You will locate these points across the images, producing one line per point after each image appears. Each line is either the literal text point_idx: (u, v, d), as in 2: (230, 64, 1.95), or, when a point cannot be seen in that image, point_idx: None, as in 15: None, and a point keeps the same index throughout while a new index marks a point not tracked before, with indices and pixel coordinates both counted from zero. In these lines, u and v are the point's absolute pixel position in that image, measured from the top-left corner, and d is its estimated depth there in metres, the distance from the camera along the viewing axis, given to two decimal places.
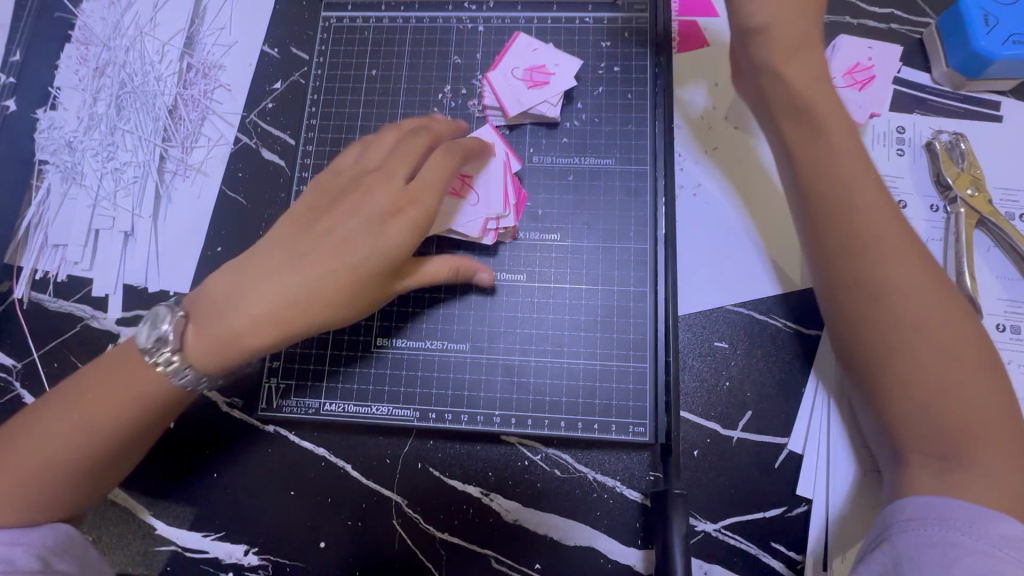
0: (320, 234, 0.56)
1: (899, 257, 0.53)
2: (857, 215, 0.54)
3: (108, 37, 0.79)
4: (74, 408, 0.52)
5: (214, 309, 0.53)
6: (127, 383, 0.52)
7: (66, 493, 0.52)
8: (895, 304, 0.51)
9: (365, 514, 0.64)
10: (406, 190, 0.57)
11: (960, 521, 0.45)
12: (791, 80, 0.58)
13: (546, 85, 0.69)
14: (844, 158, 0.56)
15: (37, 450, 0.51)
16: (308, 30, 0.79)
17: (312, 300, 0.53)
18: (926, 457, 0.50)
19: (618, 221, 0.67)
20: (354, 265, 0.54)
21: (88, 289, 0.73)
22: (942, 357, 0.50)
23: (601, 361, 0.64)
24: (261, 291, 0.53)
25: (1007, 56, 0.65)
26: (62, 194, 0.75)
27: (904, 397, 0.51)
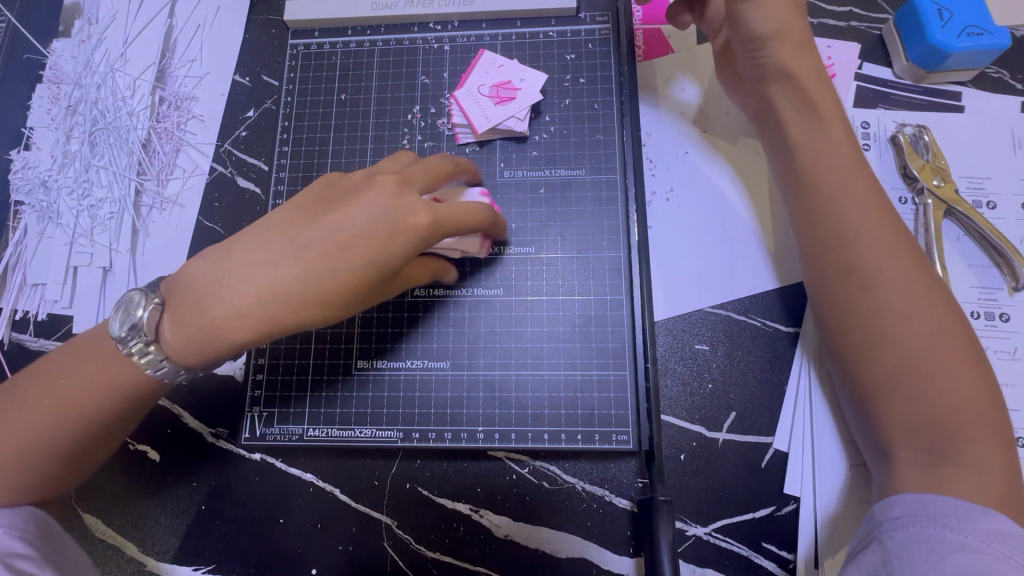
0: (324, 228, 0.51)
1: (887, 253, 0.55)
2: (845, 216, 0.57)
3: (80, 74, 0.80)
4: (48, 395, 0.51)
5: (198, 301, 0.51)
6: (101, 370, 0.51)
7: (42, 481, 0.52)
8: (879, 298, 0.54)
9: (356, 538, 0.64)
10: (428, 207, 0.51)
11: (948, 518, 0.46)
12: (799, 78, 0.62)
13: (513, 101, 0.70)
14: (831, 164, 0.59)
15: (9, 438, 0.50)
16: (276, 58, 0.80)
17: (300, 302, 0.50)
18: (911, 450, 0.51)
19: (592, 231, 0.68)
20: (348, 274, 0.50)
21: (67, 326, 0.72)
22: (930, 350, 0.51)
23: (581, 372, 0.64)
24: (249, 282, 0.50)
25: (964, 48, 0.67)
26: (40, 233, 0.75)
27: (888, 387, 0.52)
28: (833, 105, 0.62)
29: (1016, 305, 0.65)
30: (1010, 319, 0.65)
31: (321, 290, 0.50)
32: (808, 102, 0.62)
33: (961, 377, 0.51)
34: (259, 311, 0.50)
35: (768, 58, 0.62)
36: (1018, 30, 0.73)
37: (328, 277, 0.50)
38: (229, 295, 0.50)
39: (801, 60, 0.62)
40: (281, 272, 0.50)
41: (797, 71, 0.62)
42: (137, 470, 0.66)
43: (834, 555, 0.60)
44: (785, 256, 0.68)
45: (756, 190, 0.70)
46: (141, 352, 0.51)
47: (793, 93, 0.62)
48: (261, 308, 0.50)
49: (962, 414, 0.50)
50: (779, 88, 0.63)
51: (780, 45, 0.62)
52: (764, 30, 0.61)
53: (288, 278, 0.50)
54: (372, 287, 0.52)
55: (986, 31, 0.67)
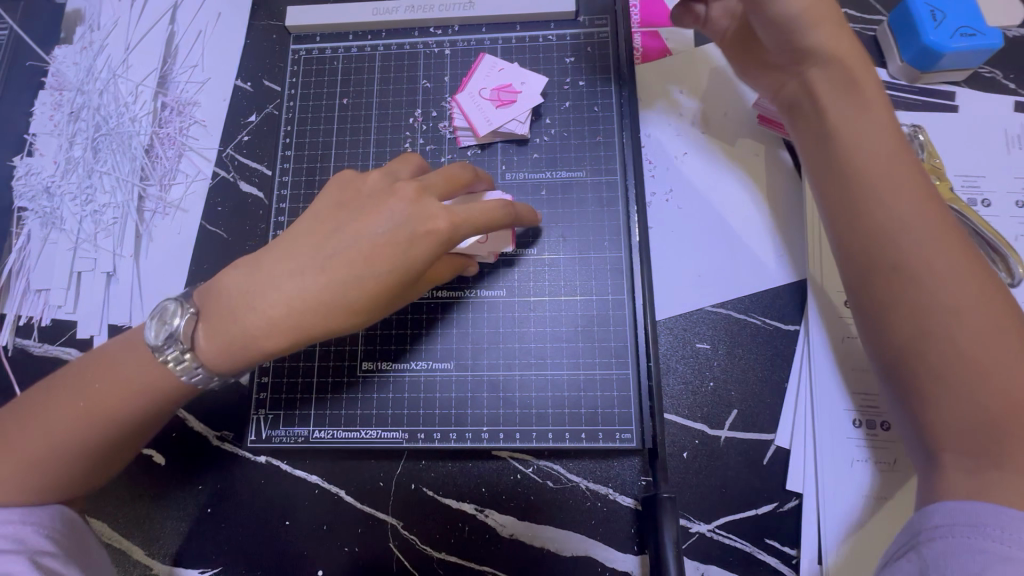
0: (347, 237, 0.52)
1: (939, 243, 0.50)
2: (891, 206, 0.52)
3: (82, 81, 0.80)
4: (83, 398, 0.51)
5: (230, 310, 0.52)
6: (134, 374, 0.52)
7: (71, 481, 0.52)
8: (928, 293, 0.49)
9: (362, 538, 0.64)
10: (444, 209, 0.52)
11: (991, 528, 0.43)
12: (840, 56, 0.57)
13: (514, 104, 0.71)
14: (873, 149, 0.55)
15: (43, 438, 0.50)
16: (278, 63, 0.80)
17: (329, 311, 0.51)
18: (957, 456, 0.47)
19: (593, 232, 0.69)
20: (374, 280, 0.51)
21: (71, 331, 0.73)
22: (986, 347, 0.47)
23: (584, 371, 0.65)
24: (278, 293, 0.51)
25: (957, 48, 0.68)
26: (43, 239, 0.76)
27: (934, 389, 0.48)
28: (876, 84, 0.57)
29: None
30: None
31: (349, 297, 0.51)
32: (846, 88, 0.57)
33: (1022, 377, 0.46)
34: (289, 320, 0.51)
35: (801, 38, 0.57)
36: (1010, 30, 0.74)
37: (353, 283, 0.51)
38: (260, 306, 0.51)
39: (837, 36, 0.57)
40: (308, 282, 0.51)
41: (833, 55, 0.57)
42: (143, 473, 0.66)
43: (836, 551, 0.60)
44: (787, 253, 0.69)
45: (759, 189, 0.71)
46: (171, 357, 0.51)
47: (830, 77, 0.57)
48: (291, 318, 0.51)
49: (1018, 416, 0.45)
50: (819, 72, 0.58)
51: (818, 28, 0.57)
52: (796, 11, 0.56)
53: (315, 287, 0.51)
54: (397, 292, 0.52)
55: (979, 32, 0.68)
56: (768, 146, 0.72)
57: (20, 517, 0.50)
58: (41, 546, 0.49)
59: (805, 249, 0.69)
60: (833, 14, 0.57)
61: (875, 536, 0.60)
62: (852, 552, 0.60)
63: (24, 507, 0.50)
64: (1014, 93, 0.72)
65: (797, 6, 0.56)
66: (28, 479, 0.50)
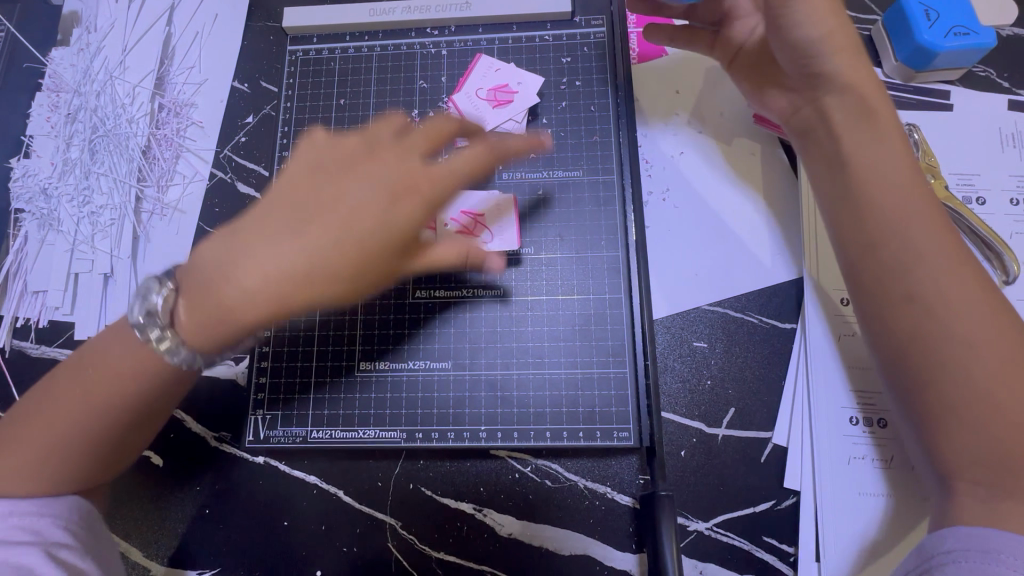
0: (329, 200, 0.52)
1: (952, 276, 0.51)
2: (907, 240, 0.52)
3: (79, 82, 0.80)
4: (83, 382, 0.51)
5: (209, 284, 0.49)
6: (130, 354, 0.51)
7: (83, 469, 0.52)
8: (945, 326, 0.50)
9: (361, 539, 0.64)
10: (426, 169, 0.53)
11: (1006, 555, 0.44)
12: (856, 85, 0.57)
13: (511, 104, 0.71)
14: (888, 179, 0.55)
15: (50, 426, 0.50)
16: (275, 64, 0.80)
17: (315, 274, 0.49)
18: (974, 483, 0.48)
19: (589, 231, 0.69)
20: (357, 240, 0.50)
21: (69, 333, 0.73)
22: (999, 380, 0.47)
23: (582, 370, 0.65)
24: (260, 260, 0.49)
25: (951, 48, 0.68)
26: (40, 240, 0.76)
27: (954, 422, 0.48)
28: (891, 114, 0.57)
29: None
30: None
31: (336, 257, 0.50)
32: (860, 117, 0.57)
33: None
34: (273, 282, 0.49)
35: (817, 64, 0.57)
36: (1003, 29, 0.74)
37: (337, 241, 0.50)
38: (240, 273, 0.49)
39: (853, 64, 0.56)
40: (293, 246, 0.49)
41: (849, 85, 0.57)
42: (141, 475, 0.66)
43: (834, 548, 0.60)
44: (785, 254, 0.69)
45: (755, 190, 0.71)
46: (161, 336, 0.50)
47: (845, 105, 0.57)
48: (274, 281, 0.49)
49: None
50: (835, 102, 0.58)
51: (837, 55, 0.56)
52: (814, 35, 0.56)
53: (299, 249, 0.49)
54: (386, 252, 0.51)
55: (972, 31, 0.68)
56: (762, 147, 0.73)
57: (35, 510, 0.50)
58: (58, 539, 0.49)
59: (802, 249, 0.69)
60: (852, 42, 0.56)
61: (873, 534, 0.60)
62: (851, 549, 0.60)
63: (42, 498, 0.50)
64: (1008, 91, 0.72)
65: (818, 31, 0.56)
66: (41, 466, 0.50)
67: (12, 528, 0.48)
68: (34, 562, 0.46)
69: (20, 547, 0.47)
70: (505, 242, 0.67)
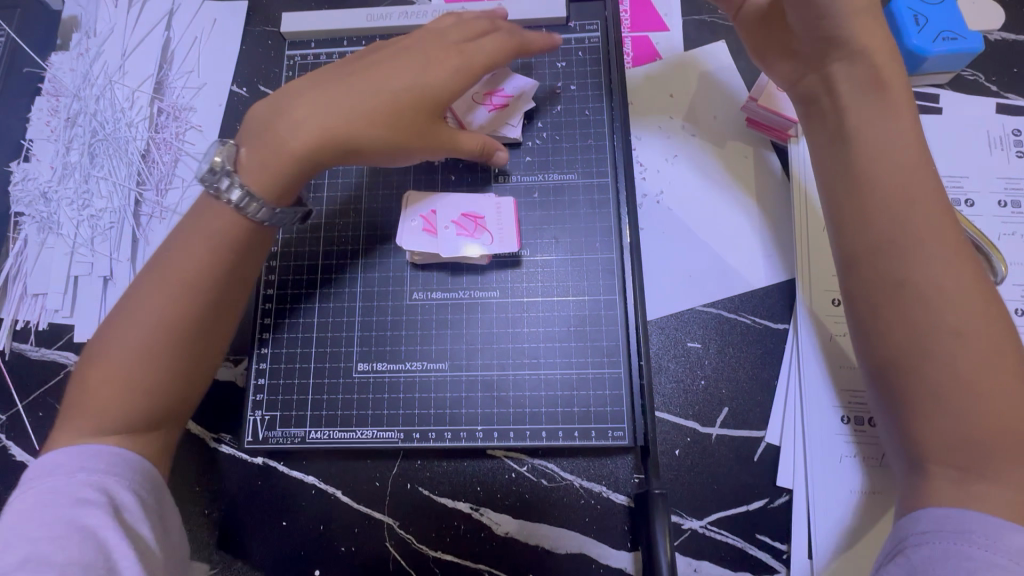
0: (371, 66, 0.62)
1: (948, 261, 0.50)
2: (908, 220, 0.52)
3: (78, 87, 0.81)
4: (155, 296, 0.55)
5: (268, 129, 0.59)
6: (197, 263, 0.56)
7: (155, 399, 0.55)
8: (933, 305, 0.50)
9: (359, 538, 0.65)
10: (458, 47, 0.64)
11: (976, 534, 0.44)
12: (871, 59, 0.56)
13: (507, 108, 0.71)
14: (890, 159, 0.54)
15: (126, 344, 0.54)
16: (273, 69, 0.81)
17: (355, 120, 0.59)
18: (945, 467, 0.48)
19: (584, 233, 0.70)
20: (391, 96, 0.60)
21: (70, 335, 0.73)
22: (978, 365, 0.48)
23: (577, 370, 0.66)
24: (317, 109, 0.59)
25: (939, 52, 0.69)
26: (40, 244, 0.76)
27: (930, 401, 0.49)
28: (905, 95, 0.56)
29: None
30: None
31: (380, 111, 0.60)
32: (871, 91, 0.56)
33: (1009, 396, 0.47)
34: (327, 124, 0.58)
35: (833, 33, 0.56)
36: (992, 34, 0.75)
37: (381, 98, 0.60)
38: (299, 122, 0.59)
39: (872, 37, 0.55)
40: (343, 100, 0.60)
41: (864, 53, 0.56)
42: None
43: (826, 545, 0.61)
44: (774, 256, 0.70)
45: (743, 194, 0.72)
46: (235, 198, 0.57)
47: (856, 81, 0.57)
48: (329, 125, 0.58)
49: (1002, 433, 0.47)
50: (845, 70, 0.57)
51: (857, 19, 0.55)
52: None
53: (350, 102, 0.59)
54: (422, 120, 0.62)
55: (960, 36, 0.69)
56: (751, 151, 0.74)
57: (104, 467, 0.51)
58: (124, 500, 0.50)
59: (791, 251, 0.70)
60: (871, 8, 0.56)
61: (865, 532, 0.61)
62: (842, 546, 0.61)
63: (119, 434, 0.53)
64: (996, 95, 0.74)
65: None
66: (120, 385, 0.54)
67: (86, 484, 0.49)
68: (99, 526, 0.47)
69: (86, 508, 0.48)
70: (503, 245, 0.66)
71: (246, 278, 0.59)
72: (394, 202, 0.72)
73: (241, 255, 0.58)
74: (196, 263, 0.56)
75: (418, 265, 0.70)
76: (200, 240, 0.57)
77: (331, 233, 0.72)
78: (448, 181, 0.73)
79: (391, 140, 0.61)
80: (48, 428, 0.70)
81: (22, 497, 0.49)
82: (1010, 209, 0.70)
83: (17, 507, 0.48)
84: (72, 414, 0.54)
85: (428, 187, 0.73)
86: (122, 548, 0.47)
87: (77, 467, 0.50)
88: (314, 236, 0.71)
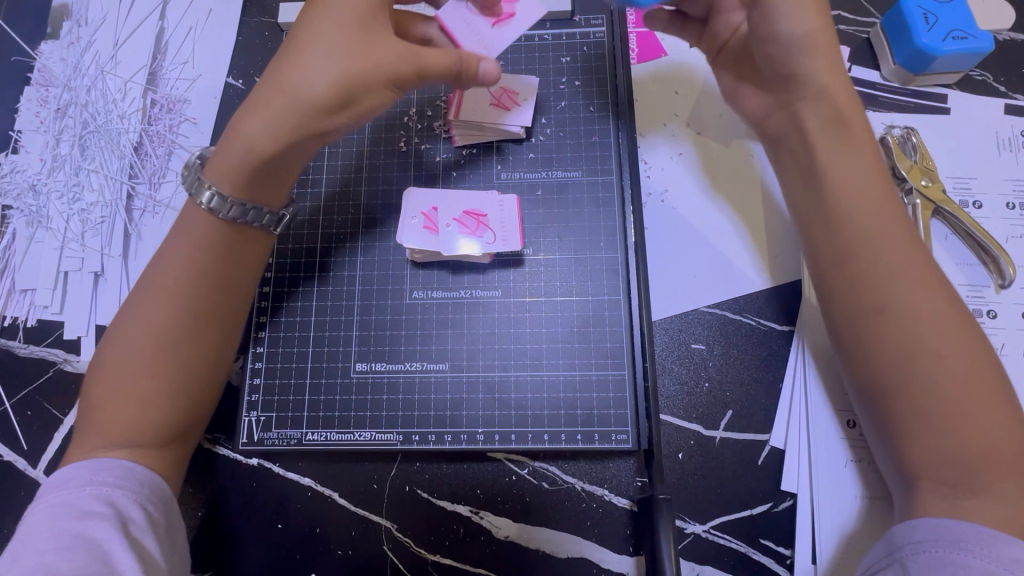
0: (307, 23, 0.55)
1: (920, 290, 0.51)
2: (876, 250, 0.52)
3: (69, 77, 0.79)
4: (148, 313, 0.54)
5: (230, 137, 0.55)
6: (186, 277, 0.55)
7: (162, 417, 0.54)
8: (909, 335, 0.50)
9: (356, 542, 0.63)
10: None
11: (971, 544, 0.44)
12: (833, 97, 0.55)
13: (512, 19, 0.61)
14: (859, 189, 0.54)
15: (125, 364, 0.53)
16: (270, 60, 0.79)
17: (304, 93, 0.53)
18: (931, 485, 0.48)
19: (588, 232, 0.69)
20: (335, 53, 0.53)
21: (59, 332, 0.71)
22: (960, 388, 0.48)
23: (580, 371, 0.65)
24: (258, 94, 0.55)
25: (950, 52, 0.68)
26: (29, 238, 0.74)
27: (915, 424, 0.49)
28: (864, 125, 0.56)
29: (1002, 302, 0.66)
30: (997, 316, 0.66)
31: (327, 72, 0.53)
32: (835, 126, 0.56)
33: (993, 414, 0.48)
34: (279, 113, 0.54)
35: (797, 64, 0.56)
36: (1000, 34, 0.74)
37: (324, 62, 0.53)
38: (253, 119, 0.54)
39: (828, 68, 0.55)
40: (290, 75, 0.54)
41: (823, 90, 0.55)
42: None
43: (831, 550, 0.61)
44: (777, 266, 0.69)
45: (743, 206, 0.71)
46: (210, 203, 0.55)
47: (819, 115, 0.56)
48: (283, 108, 0.54)
49: (991, 452, 0.47)
50: (810, 107, 0.57)
51: (813, 56, 0.55)
52: (797, 34, 0.54)
53: (282, 65, 0.54)
54: (363, 45, 0.53)
55: (970, 35, 0.68)
56: (750, 159, 0.72)
57: (112, 480, 0.50)
58: (130, 513, 0.49)
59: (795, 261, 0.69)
60: (834, 46, 0.55)
61: (873, 538, 0.60)
62: (847, 549, 0.60)
63: (134, 450, 0.53)
64: (1004, 96, 0.73)
65: (801, 29, 0.54)
66: (125, 404, 0.53)
67: (91, 496, 0.48)
68: (104, 536, 0.46)
69: (93, 519, 0.47)
70: (505, 244, 0.65)
71: (238, 282, 0.58)
72: (393, 198, 0.71)
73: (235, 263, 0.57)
74: (187, 276, 0.55)
75: (417, 262, 0.68)
76: (184, 251, 0.55)
77: (329, 228, 0.70)
78: (450, 175, 0.71)
79: (340, 84, 0.53)
80: (37, 428, 0.68)
81: (33, 511, 0.48)
82: (1018, 211, 0.69)
83: (28, 518, 0.47)
84: (81, 432, 0.53)
85: (428, 184, 0.71)
86: (124, 557, 0.45)
87: (87, 479, 0.49)
88: (313, 233, 0.70)
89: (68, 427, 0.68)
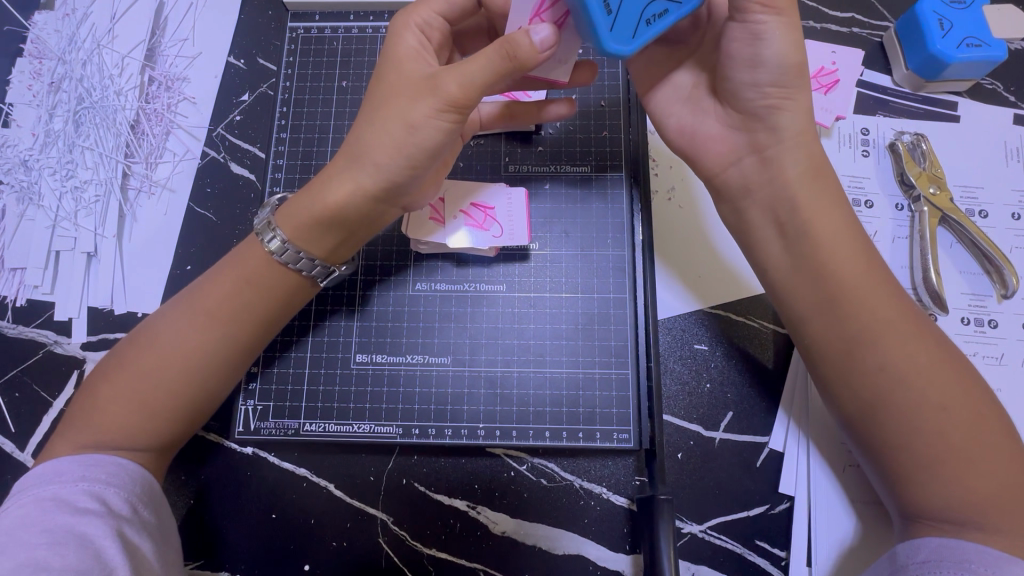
0: (379, 79, 0.54)
1: (919, 346, 0.51)
2: (875, 308, 0.52)
3: (63, 50, 0.76)
4: (160, 338, 0.53)
5: (305, 196, 0.55)
6: (204, 306, 0.54)
7: (160, 422, 0.52)
8: (912, 391, 0.50)
9: (351, 534, 0.63)
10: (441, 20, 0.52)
11: (975, 565, 0.45)
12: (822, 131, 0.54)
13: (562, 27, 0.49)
14: (856, 244, 0.54)
15: (131, 382, 0.52)
16: (273, 40, 0.77)
17: (372, 146, 0.51)
18: (935, 523, 0.49)
19: (595, 229, 0.68)
20: (399, 106, 0.51)
21: (49, 313, 0.69)
22: (963, 442, 0.49)
23: (584, 370, 0.64)
24: (328, 165, 0.56)
25: (963, 59, 0.68)
26: (19, 215, 0.72)
27: (921, 478, 0.49)
28: None
29: (1003, 312, 0.66)
30: (998, 326, 0.66)
31: (391, 123, 0.51)
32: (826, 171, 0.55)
33: (998, 464, 0.48)
34: (352, 170, 0.52)
35: (782, 101, 0.53)
36: (1013, 42, 0.74)
37: (390, 113, 0.51)
38: (329, 180, 0.54)
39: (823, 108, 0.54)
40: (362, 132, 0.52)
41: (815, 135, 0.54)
42: None
43: (826, 554, 0.61)
44: (723, 292, 0.67)
45: (688, 229, 0.70)
46: (275, 248, 0.54)
47: (807, 161, 0.55)
48: (354, 163, 0.52)
49: (1000, 501, 0.47)
50: (797, 153, 0.55)
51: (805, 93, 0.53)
52: (793, 67, 0.51)
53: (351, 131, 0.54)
54: (410, 85, 0.52)
55: (984, 43, 0.68)
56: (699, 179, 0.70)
57: (105, 477, 0.49)
58: (122, 512, 0.48)
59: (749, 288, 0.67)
60: None
61: (865, 541, 0.61)
62: (841, 553, 0.61)
63: (128, 447, 0.51)
64: (1013, 105, 0.73)
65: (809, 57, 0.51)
66: (126, 419, 0.51)
67: (82, 492, 0.47)
68: (96, 534, 0.45)
69: (86, 516, 0.46)
70: (513, 238, 0.64)
71: (272, 321, 0.56)
72: None
73: (263, 295, 0.55)
74: (208, 304, 0.54)
75: (420, 253, 0.67)
76: (219, 278, 0.55)
77: None
78: (456, 165, 0.70)
79: (394, 129, 0.51)
80: (25, 410, 0.67)
81: (19, 503, 0.46)
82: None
83: (13, 512, 0.46)
84: (75, 421, 0.52)
85: None
86: (118, 556, 0.45)
87: (80, 475, 0.48)
88: None
89: (57, 410, 0.67)
